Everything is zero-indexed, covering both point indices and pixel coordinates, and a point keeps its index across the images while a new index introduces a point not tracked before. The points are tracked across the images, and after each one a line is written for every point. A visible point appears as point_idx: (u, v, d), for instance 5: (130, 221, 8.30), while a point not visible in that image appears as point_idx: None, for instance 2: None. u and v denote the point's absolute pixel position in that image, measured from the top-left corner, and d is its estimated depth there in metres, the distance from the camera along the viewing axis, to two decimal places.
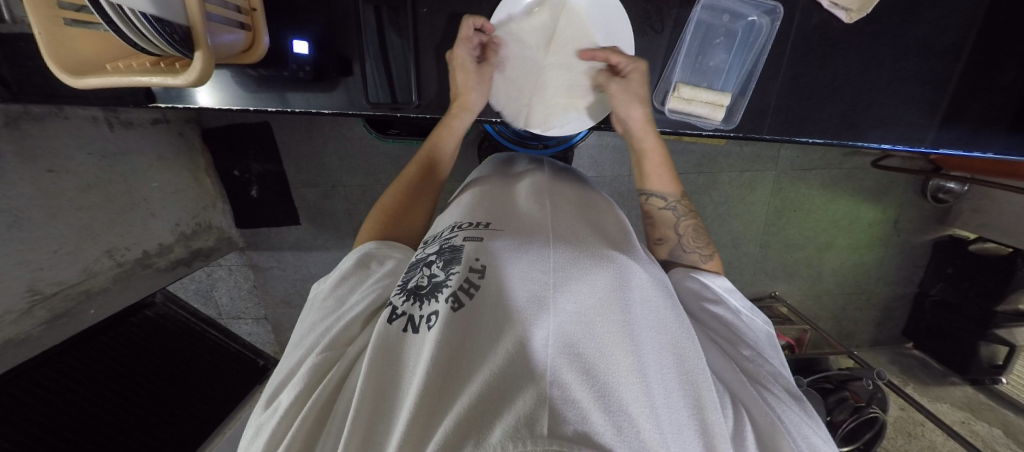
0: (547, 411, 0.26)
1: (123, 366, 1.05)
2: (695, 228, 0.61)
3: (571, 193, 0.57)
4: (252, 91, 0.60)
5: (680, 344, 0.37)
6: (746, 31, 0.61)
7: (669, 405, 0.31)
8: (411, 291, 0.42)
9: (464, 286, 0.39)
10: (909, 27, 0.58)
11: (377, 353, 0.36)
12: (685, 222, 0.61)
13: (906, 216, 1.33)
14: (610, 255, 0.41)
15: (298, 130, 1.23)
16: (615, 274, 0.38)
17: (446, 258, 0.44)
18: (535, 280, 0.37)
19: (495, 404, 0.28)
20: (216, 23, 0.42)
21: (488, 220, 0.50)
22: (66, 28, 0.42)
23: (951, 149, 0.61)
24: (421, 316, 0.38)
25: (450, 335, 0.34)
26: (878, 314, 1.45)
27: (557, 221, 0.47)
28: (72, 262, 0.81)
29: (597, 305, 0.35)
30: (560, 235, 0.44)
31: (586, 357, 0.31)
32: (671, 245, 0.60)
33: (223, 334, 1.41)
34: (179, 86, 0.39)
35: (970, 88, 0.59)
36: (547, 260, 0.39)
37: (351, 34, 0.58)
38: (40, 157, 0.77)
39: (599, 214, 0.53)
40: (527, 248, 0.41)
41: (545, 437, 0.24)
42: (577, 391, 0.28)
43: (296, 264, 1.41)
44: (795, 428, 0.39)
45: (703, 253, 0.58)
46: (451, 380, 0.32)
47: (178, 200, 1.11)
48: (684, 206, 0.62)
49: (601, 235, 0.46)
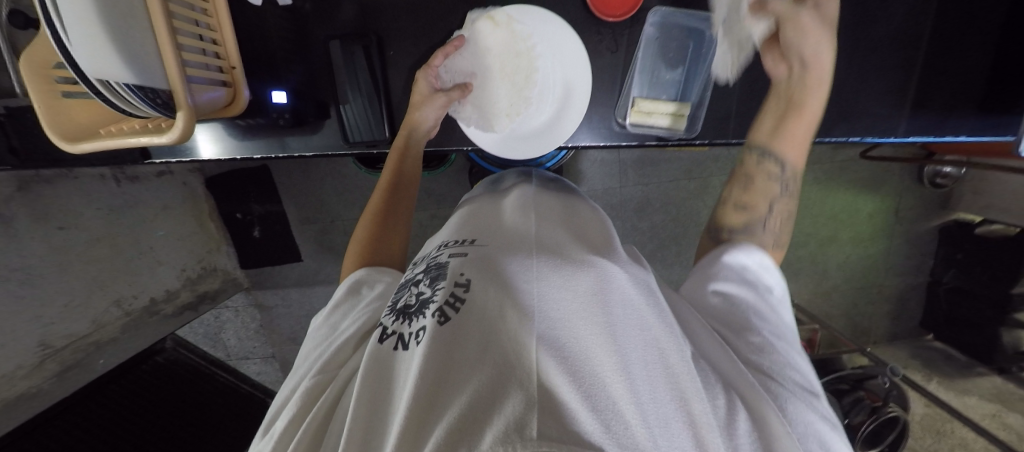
0: (537, 416, 0.26)
1: (135, 414, 1.06)
2: (787, 212, 0.56)
3: (554, 204, 0.59)
4: (240, 140, 0.63)
5: (664, 341, 0.36)
6: (698, 43, 0.63)
7: (655, 399, 0.31)
8: (400, 310, 0.43)
9: (450, 301, 0.39)
10: (861, 26, 0.60)
11: (368, 371, 0.37)
12: (781, 202, 0.56)
13: (907, 204, 1.31)
14: (589, 259, 0.42)
15: (295, 170, 1.28)
16: (596, 276, 0.39)
17: (432, 275, 0.45)
18: (519, 287, 0.37)
19: (483, 412, 0.28)
20: (196, 83, 0.45)
21: (472, 236, 0.51)
22: (63, 100, 0.46)
23: (921, 136, 0.62)
24: (410, 332, 0.38)
25: (438, 348, 0.34)
26: (892, 306, 1.41)
27: (539, 231, 0.48)
28: (83, 314, 0.84)
29: (580, 309, 0.35)
30: (542, 244, 0.45)
31: (572, 357, 0.30)
32: (753, 216, 0.55)
33: (233, 375, 1.41)
34: (165, 144, 0.42)
35: (932, 75, 0.60)
36: (530, 270, 0.40)
37: (327, 79, 0.62)
38: (51, 216, 0.81)
39: (581, 222, 0.55)
40: (512, 258, 0.42)
41: (534, 440, 0.24)
42: (563, 392, 0.28)
43: (301, 300, 1.43)
44: (798, 419, 0.37)
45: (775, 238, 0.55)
46: (439, 393, 0.31)
47: (184, 246, 1.15)
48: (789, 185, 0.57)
49: (582, 241, 0.48)
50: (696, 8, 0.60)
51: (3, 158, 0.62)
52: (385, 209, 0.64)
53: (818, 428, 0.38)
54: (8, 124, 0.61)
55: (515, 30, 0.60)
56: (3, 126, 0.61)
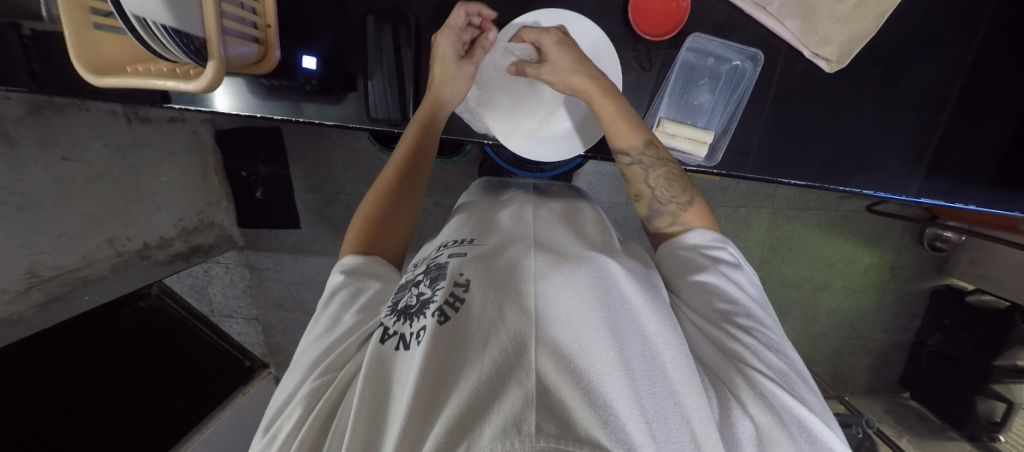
0: (535, 412, 0.26)
1: (111, 356, 1.05)
2: (672, 176, 0.55)
3: (556, 204, 0.59)
4: (263, 99, 0.63)
5: (662, 335, 0.36)
6: (730, 74, 0.63)
7: (653, 394, 0.31)
8: (401, 311, 0.42)
9: (449, 300, 0.39)
10: (893, 84, 0.60)
11: (368, 374, 0.36)
12: (654, 173, 0.55)
13: (904, 262, 1.33)
14: (589, 256, 0.42)
15: (307, 137, 1.27)
16: (595, 272, 0.40)
17: (433, 275, 0.45)
18: (516, 285, 0.38)
19: (482, 405, 0.28)
20: (230, 36, 0.45)
21: (473, 235, 0.51)
22: (93, 31, 0.46)
23: (933, 199, 0.62)
24: (411, 333, 0.38)
25: (438, 349, 0.34)
26: (874, 360, 1.42)
27: (540, 230, 0.49)
28: (74, 248, 0.84)
29: (578, 307, 0.35)
30: (542, 243, 0.45)
31: (571, 357, 0.31)
32: (646, 200, 0.56)
33: (212, 331, 1.41)
34: (190, 91, 0.42)
35: (953, 141, 0.61)
36: (528, 270, 0.40)
37: (358, 52, 0.62)
38: (57, 145, 0.81)
39: (584, 221, 0.54)
40: (513, 255, 0.43)
41: (533, 435, 0.25)
42: (563, 392, 0.28)
43: (293, 267, 1.43)
44: (779, 405, 0.37)
45: (681, 202, 0.54)
46: (440, 387, 0.32)
47: (185, 196, 1.14)
48: (654, 155, 0.56)
49: (583, 239, 0.48)
50: (734, 38, 0.60)
51: (20, 80, 0.61)
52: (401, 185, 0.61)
53: (803, 419, 0.37)
54: (32, 47, 0.61)
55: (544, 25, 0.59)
56: (26, 48, 0.60)
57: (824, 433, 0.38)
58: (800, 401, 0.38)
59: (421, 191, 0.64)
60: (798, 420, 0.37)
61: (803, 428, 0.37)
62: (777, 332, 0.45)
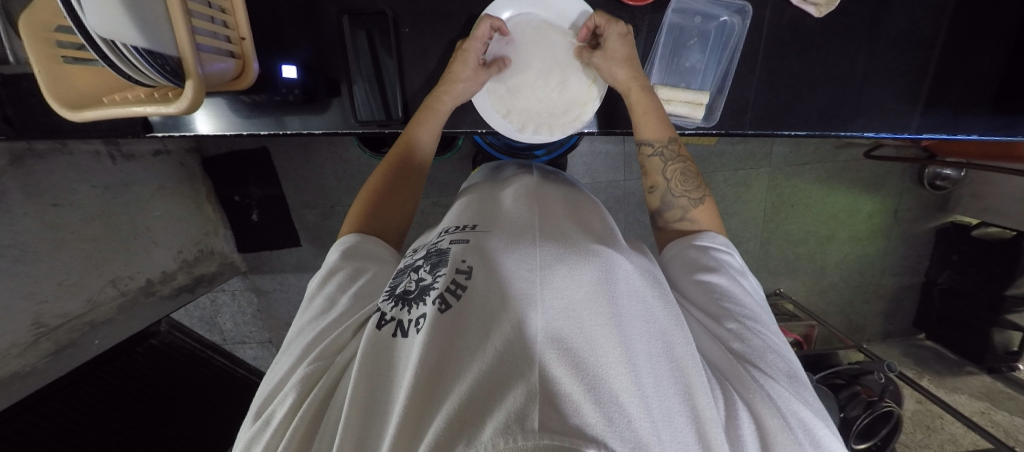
0: (539, 407, 0.25)
1: (130, 395, 1.05)
2: (685, 170, 0.57)
3: (553, 193, 0.58)
4: (245, 116, 0.62)
5: (668, 332, 0.36)
6: (719, 30, 0.61)
7: (658, 393, 0.30)
8: (399, 296, 0.41)
9: (451, 287, 0.38)
10: (884, 23, 0.59)
11: (366, 359, 0.35)
12: (672, 165, 0.57)
13: (906, 205, 1.33)
14: (595, 248, 0.41)
15: (295, 153, 1.26)
16: (602, 265, 0.38)
17: (433, 261, 0.44)
18: (518, 276, 0.36)
19: (485, 401, 0.27)
20: (205, 53, 0.43)
21: (473, 223, 0.50)
22: (63, 65, 0.45)
23: (934, 134, 0.62)
24: (410, 320, 0.37)
25: (438, 338, 0.33)
26: (886, 306, 1.43)
27: (541, 220, 0.47)
28: (77, 293, 0.83)
29: (586, 298, 0.34)
30: (546, 232, 0.44)
31: (576, 351, 0.30)
32: (660, 192, 0.57)
33: (228, 359, 1.40)
34: (172, 114, 0.40)
35: (947, 73, 0.60)
36: (532, 259, 0.38)
37: (337, 56, 0.60)
38: (44, 192, 0.79)
39: (583, 213, 0.53)
40: (515, 244, 0.41)
41: (536, 432, 0.23)
42: (567, 386, 0.27)
43: (299, 285, 1.42)
44: (787, 407, 0.36)
45: (693, 198, 0.55)
46: (440, 379, 0.31)
47: (180, 227, 1.13)
48: (675, 150, 0.58)
49: (587, 232, 0.46)
50: None
51: None
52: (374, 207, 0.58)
53: (807, 422, 0.37)
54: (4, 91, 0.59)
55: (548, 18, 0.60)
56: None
57: (826, 437, 0.37)
58: (804, 401, 0.37)
59: (401, 213, 0.60)
60: (804, 423, 0.36)
61: (808, 430, 0.36)
62: (783, 341, 0.44)
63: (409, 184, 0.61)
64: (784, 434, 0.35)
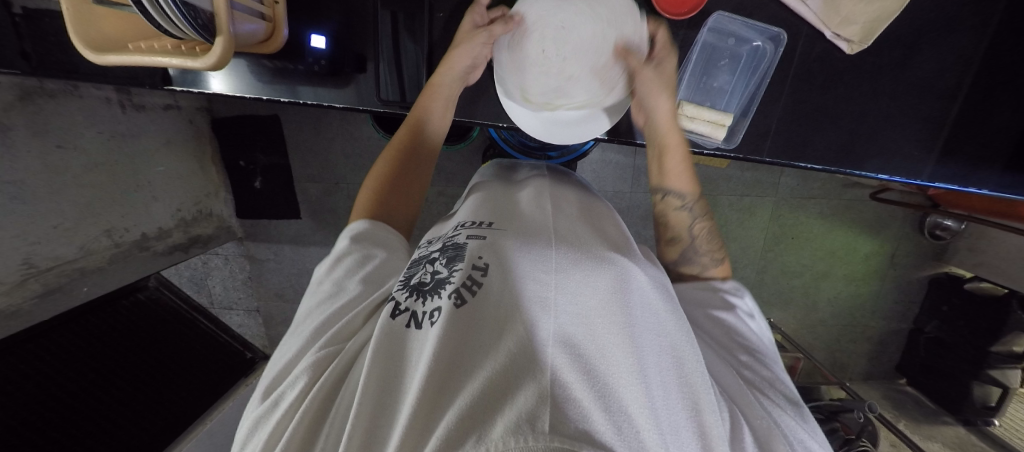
0: (549, 409, 0.25)
1: (110, 347, 1.04)
2: (709, 230, 0.60)
3: (570, 195, 0.58)
4: (267, 81, 0.61)
5: (680, 346, 0.35)
6: (750, 55, 0.62)
7: (667, 405, 0.30)
8: (414, 287, 0.41)
9: (467, 283, 0.38)
10: (909, 69, 0.60)
11: (378, 348, 0.35)
12: (699, 223, 0.60)
13: (903, 250, 1.34)
14: (610, 255, 0.40)
15: (306, 125, 1.25)
16: (619, 274, 0.37)
17: (449, 255, 0.44)
18: (534, 278, 0.36)
19: (497, 402, 0.27)
20: (239, 13, 0.43)
21: (490, 220, 0.50)
22: (93, 7, 0.44)
23: (946, 184, 0.62)
24: (424, 312, 0.37)
25: (454, 333, 0.33)
26: (871, 347, 1.45)
27: (559, 222, 0.47)
28: (71, 238, 0.82)
29: (601, 307, 0.34)
30: (562, 235, 0.44)
31: (586, 358, 0.30)
32: (683, 246, 0.59)
33: (214, 324, 1.40)
34: (198, 70, 0.40)
35: (965, 126, 0.61)
36: (549, 262, 0.38)
37: (366, 33, 0.60)
38: (51, 133, 0.78)
39: (597, 217, 0.54)
40: (532, 243, 0.41)
41: (547, 433, 0.24)
42: (576, 391, 0.27)
43: (293, 258, 1.41)
44: (792, 433, 0.39)
45: (713, 256, 0.59)
46: (453, 374, 0.31)
47: (182, 185, 1.12)
48: (700, 207, 0.61)
49: (603, 238, 0.46)
50: (755, 17, 0.59)
51: (12, 62, 0.59)
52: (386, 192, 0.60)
53: (808, 444, 0.39)
54: (24, 26, 0.58)
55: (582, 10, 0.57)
56: (17, 27, 0.58)
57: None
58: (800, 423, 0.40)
59: (411, 194, 0.62)
60: (805, 444, 0.38)
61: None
62: (783, 371, 0.47)
63: (417, 164, 0.63)
64: None
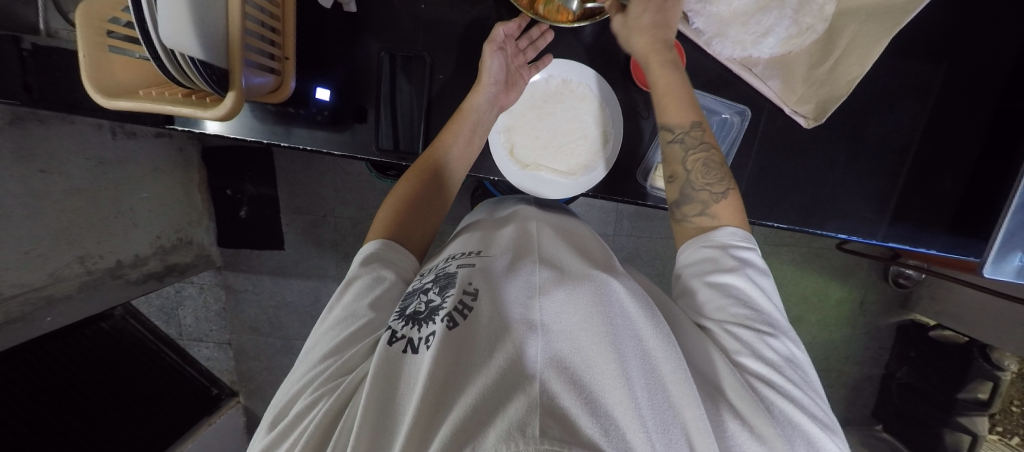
0: (540, 417, 0.25)
1: (65, 381, 0.97)
2: (709, 160, 0.56)
3: (555, 221, 0.61)
4: (268, 124, 0.64)
5: (657, 340, 0.36)
6: (720, 125, 0.68)
7: (653, 405, 0.30)
8: (410, 316, 0.41)
9: (458, 308, 0.39)
10: (861, 138, 0.67)
11: (377, 376, 0.34)
12: (694, 155, 0.56)
13: (871, 297, 1.40)
14: (592, 273, 0.41)
15: (298, 158, 1.27)
16: (597, 287, 0.38)
17: (442, 284, 0.45)
18: (521, 303, 0.38)
19: (485, 411, 0.27)
20: (251, 66, 0.46)
21: (479, 249, 0.52)
22: (109, 54, 0.46)
23: (898, 243, 0.69)
24: (420, 337, 0.37)
25: (447, 354, 0.34)
26: (848, 393, 1.47)
27: (542, 248, 0.49)
28: (41, 265, 0.79)
29: (583, 321, 0.35)
30: (546, 260, 0.46)
31: (573, 368, 0.31)
32: (680, 183, 0.57)
33: (179, 357, 1.32)
34: (208, 119, 0.42)
35: (915, 194, 0.67)
36: (532, 284, 0.40)
37: (370, 83, 0.64)
38: (37, 158, 0.77)
39: (583, 241, 0.56)
40: (516, 271, 0.44)
41: (537, 437, 0.23)
42: (564, 398, 0.28)
43: (272, 289, 1.37)
44: (786, 420, 0.38)
45: (715, 191, 0.54)
46: (446, 394, 0.31)
47: (165, 213, 1.10)
48: (697, 137, 0.57)
49: (586, 258, 0.48)
50: (723, 94, 0.66)
51: (12, 93, 0.59)
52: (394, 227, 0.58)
53: (806, 430, 0.38)
54: (30, 60, 0.60)
55: (572, 86, 0.65)
56: (24, 61, 0.60)
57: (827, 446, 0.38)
58: (797, 405, 0.39)
59: (420, 232, 0.61)
60: (802, 430, 0.38)
61: (808, 442, 0.38)
62: (789, 340, 0.44)
63: (430, 197, 0.62)
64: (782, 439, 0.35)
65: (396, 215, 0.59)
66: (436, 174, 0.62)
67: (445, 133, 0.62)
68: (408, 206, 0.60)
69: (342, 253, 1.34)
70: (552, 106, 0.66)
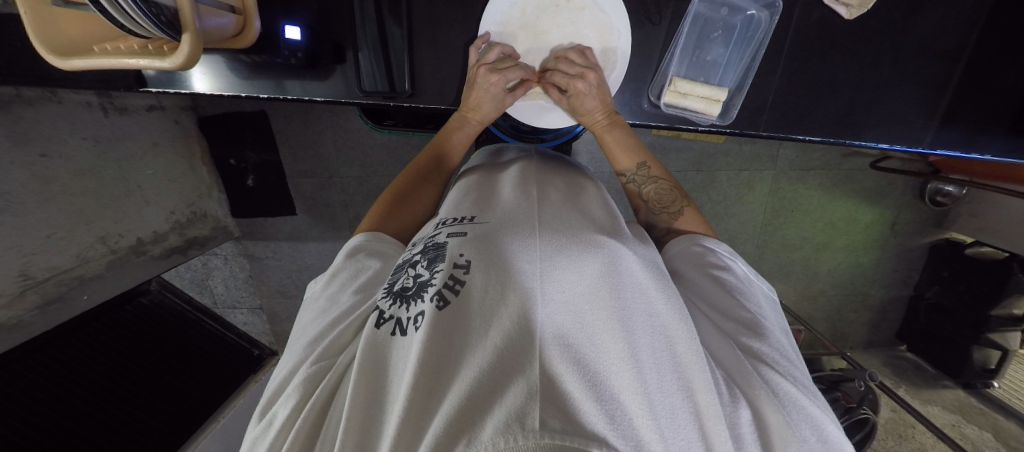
0: (539, 406, 0.24)
1: (113, 356, 1.03)
2: (663, 188, 0.59)
3: (557, 180, 0.56)
4: (245, 77, 0.60)
5: (670, 326, 0.35)
6: (745, 24, 0.60)
7: (661, 388, 0.30)
8: (397, 293, 0.40)
9: (449, 283, 0.37)
10: (910, 29, 0.58)
11: (364, 363, 0.34)
12: (648, 187, 0.60)
13: (904, 218, 1.33)
14: (597, 239, 0.40)
15: (294, 119, 1.22)
16: (606, 257, 0.37)
17: (430, 256, 0.42)
18: (521, 270, 0.35)
19: (483, 398, 0.26)
20: (205, 6, 0.42)
21: (472, 213, 0.48)
22: (52, 8, 0.42)
23: (949, 150, 0.61)
24: (408, 317, 0.36)
25: (436, 335, 0.32)
26: (872, 316, 1.46)
27: (541, 208, 0.46)
28: (65, 248, 0.81)
29: (586, 293, 0.34)
30: (546, 222, 0.42)
31: (577, 348, 0.29)
32: (642, 213, 0.61)
33: (218, 324, 1.39)
34: (167, 70, 0.39)
35: (970, 91, 0.59)
36: (533, 250, 0.37)
37: (344, 19, 0.58)
38: (32, 141, 0.76)
39: (582, 196, 0.53)
40: (514, 233, 0.40)
41: (536, 431, 0.22)
42: (569, 382, 0.27)
43: (292, 255, 1.41)
44: (792, 403, 0.36)
45: (671, 212, 0.57)
46: (439, 377, 0.30)
47: (174, 188, 1.10)
48: (646, 172, 0.60)
49: (589, 220, 0.45)
50: None
51: None
52: (388, 211, 0.58)
53: (811, 413, 0.36)
54: None
55: None
56: None
57: (830, 429, 0.36)
58: (802, 390, 0.37)
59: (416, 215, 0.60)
60: (807, 413, 0.36)
61: (813, 423, 0.36)
62: (788, 340, 0.44)
63: (427, 180, 0.62)
64: (792, 432, 0.34)
65: (387, 202, 0.59)
66: (436, 160, 0.63)
67: (447, 131, 0.63)
68: (399, 194, 0.60)
69: (354, 214, 1.35)
70: (550, 18, 0.59)
